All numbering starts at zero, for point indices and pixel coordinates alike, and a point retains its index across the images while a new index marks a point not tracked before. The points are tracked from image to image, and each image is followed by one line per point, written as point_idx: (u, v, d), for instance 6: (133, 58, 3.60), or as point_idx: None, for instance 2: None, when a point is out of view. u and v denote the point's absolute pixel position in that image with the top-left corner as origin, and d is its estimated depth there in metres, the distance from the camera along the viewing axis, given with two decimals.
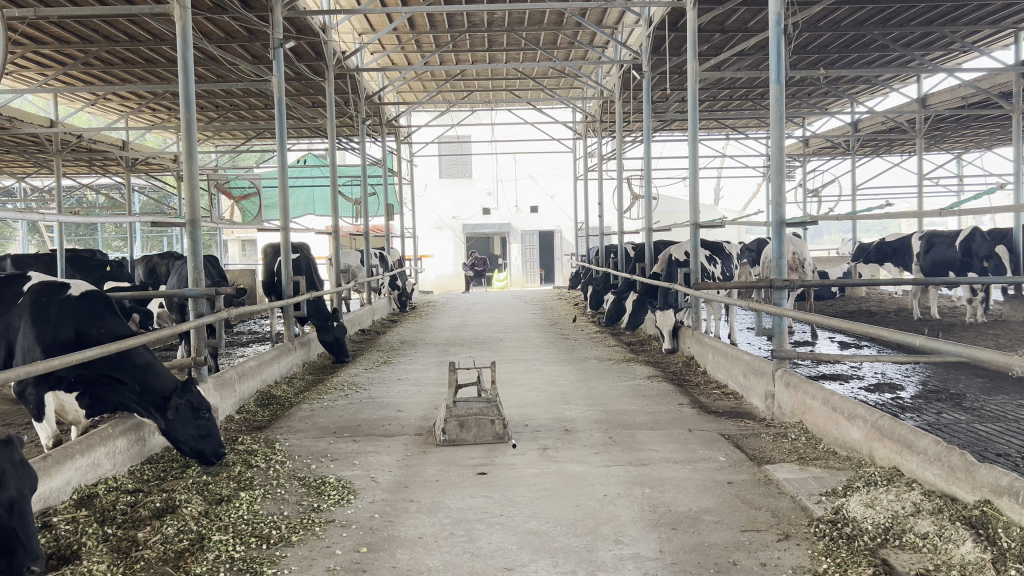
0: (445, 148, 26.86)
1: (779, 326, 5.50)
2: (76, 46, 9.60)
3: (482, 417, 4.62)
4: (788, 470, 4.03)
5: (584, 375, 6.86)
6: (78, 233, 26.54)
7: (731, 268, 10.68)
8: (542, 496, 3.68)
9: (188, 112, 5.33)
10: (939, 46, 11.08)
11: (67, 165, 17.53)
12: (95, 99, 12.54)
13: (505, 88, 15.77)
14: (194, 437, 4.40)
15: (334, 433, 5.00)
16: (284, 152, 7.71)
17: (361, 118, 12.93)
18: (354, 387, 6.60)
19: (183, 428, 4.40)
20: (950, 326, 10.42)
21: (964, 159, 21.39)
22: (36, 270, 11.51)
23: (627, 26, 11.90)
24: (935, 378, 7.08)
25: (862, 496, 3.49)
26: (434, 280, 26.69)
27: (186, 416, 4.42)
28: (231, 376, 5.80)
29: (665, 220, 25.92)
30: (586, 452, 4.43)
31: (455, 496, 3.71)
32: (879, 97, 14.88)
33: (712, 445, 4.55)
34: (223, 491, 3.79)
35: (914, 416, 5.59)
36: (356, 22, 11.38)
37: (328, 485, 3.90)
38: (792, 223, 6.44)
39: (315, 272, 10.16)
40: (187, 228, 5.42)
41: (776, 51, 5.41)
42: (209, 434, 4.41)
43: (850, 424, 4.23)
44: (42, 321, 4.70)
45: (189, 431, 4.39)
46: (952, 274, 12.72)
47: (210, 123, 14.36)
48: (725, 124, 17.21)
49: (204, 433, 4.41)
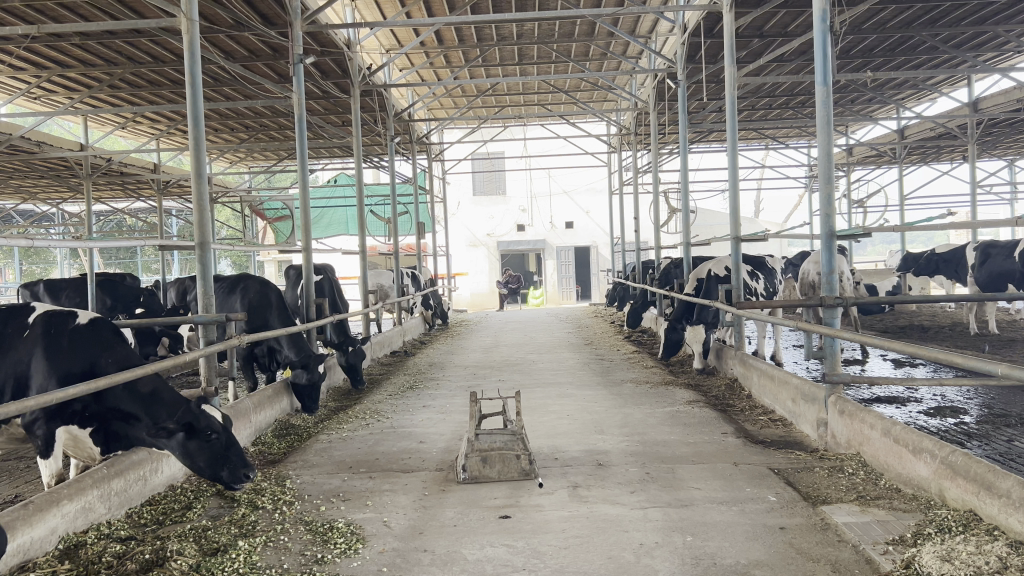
0: (478, 165, 26.70)
1: (831, 348, 5.06)
2: (99, 68, 9.53)
3: (507, 452, 4.26)
4: (847, 513, 3.59)
5: (621, 400, 6.45)
6: (116, 257, 26.81)
7: (775, 282, 10.19)
8: (570, 545, 3.30)
9: (196, 130, 5.07)
10: (991, 47, 10.55)
11: (101, 189, 17.60)
12: (124, 121, 12.49)
13: (536, 103, 15.52)
14: (205, 462, 4.26)
15: (350, 468, 4.68)
16: (305, 172, 7.40)
17: (390, 136, 12.71)
18: (377, 415, 6.27)
19: (202, 451, 4.26)
20: (1010, 342, 9.83)
21: (1018, 167, 20.54)
22: (66, 295, 11.41)
23: (660, 34, 11.55)
24: (999, 401, 6.55)
25: (936, 546, 3.05)
26: (468, 298, 26.44)
27: (195, 444, 4.27)
28: (246, 405, 5.51)
29: (704, 235, 25.38)
30: (620, 491, 4.03)
31: (474, 545, 3.34)
32: (926, 101, 14.32)
33: (761, 482, 4.13)
34: (221, 538, 3.48)
35: (980, 445, 5.10)
36: (383, 37, 11.16)
37: (335, 531, 3.56)
38: (844, 235, 5.89)
39: (340, 294, 9.92)
40: (197, 252, 5.15)
41: (822, 51, 5.00)
42: (227, 454, 4.29)
43: (917, 458, 3.77)
44: (55, 351, 4.39)
45: (203, 451, 4.27)
46: (1012, 286, 12.06)
47: (240, 143, 14.27)
48: (765, 133, 16.77)
49: (228, 444, 4.31)
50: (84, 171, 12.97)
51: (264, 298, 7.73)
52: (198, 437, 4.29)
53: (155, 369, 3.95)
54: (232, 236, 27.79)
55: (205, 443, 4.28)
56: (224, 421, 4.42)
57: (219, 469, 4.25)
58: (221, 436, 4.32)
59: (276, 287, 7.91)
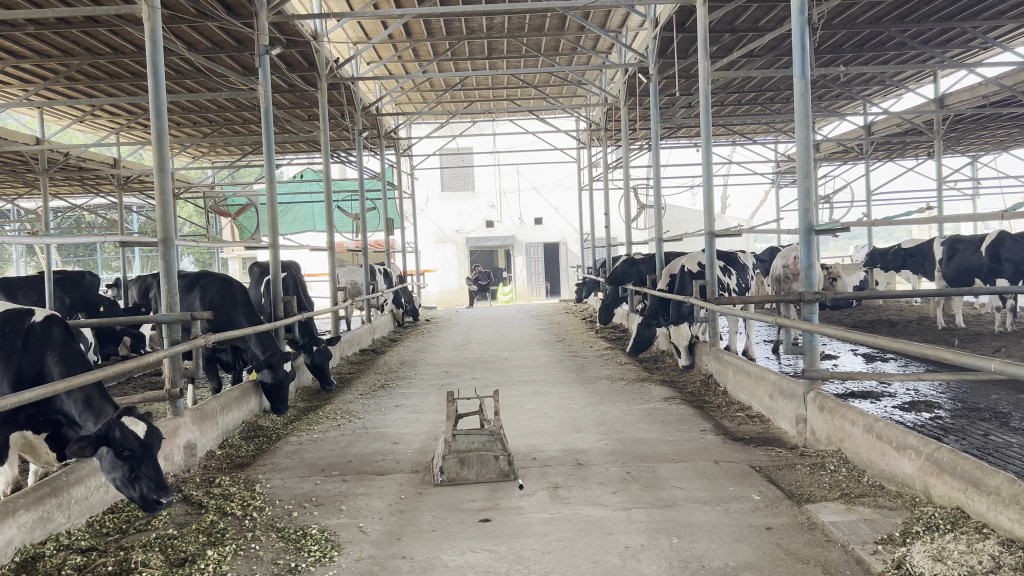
0: (446, 160, 26.53)
1: (810, 344, 5.00)
2: (56, 59, 9.24)
3: (485, 453, 4.15)
4: (833, 512, 3.53)
5: (597, 398, 6.37)
6: (76, 255, 26.20)
7: (747, 278, 10.17)
8: (553, 549, 3.20)
9: (158, 121, 4.88)
10: (958, 43, 10.65)
11: (59, 185, 17.15)
12: (82, 114, 12.15)
13: (506, 97, 15.42)
14: (121, 480, 3.75)
15: (322, 471, 4.53)
16: (272, 167, 7.21)
17: (358, 130, 12.52)
18: (348, 416, 6.11)
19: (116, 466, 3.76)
20: (978, 335, 9.96)
21: (980, 163, 20.90)
22: (23, 294, 11.04)
23: (631, 29, 11.51)
24: (971, 395, 6.58)
25: (926, 545, 3.00)
26: (437, 295, 26.26)
27: (109, 459, 3.76)
28: (213, 408, 5.32)
29: (673, 230, 25.46)
30: (602, 492, 3.93)
31: (453, 550, 3.22)
32: (893, 97, 14.44)
33: (743, 481, 4.06)
34: (188, 547, 3.32)
35: (958, 439, 5.09)
36: (350, 29, 10.96)
37: (309, 538, 3.42)
38: (820, 230, 5.81)
39: (305, 292, 9.72)
40: (160, 248, 4.95)
41: (800, 44, 4.95)
42: (140, 473, 3.73)
43: (902, 455, 3.72)
44: (6, 351, 4.18)
45: (117, 468, 3.75)
46: (978, 280, 12.22)
47: (203, 137, 13.97)
48: (733, 129, 16.84)
49: (139, 463, 3.75)
50: (40, 165, 12.58)
51: (228, 295, 7.53)
52: (109, 449, 3.76)
53: (116, 371, 3.75)
54: (195, 233, 27.31)
55: (118, 458, 3.75)
56: (148, 434, 3.83)
57: (126, 489, 3.75)
58: (137, 451, 3.76)
59: (240, 284, 7.71)
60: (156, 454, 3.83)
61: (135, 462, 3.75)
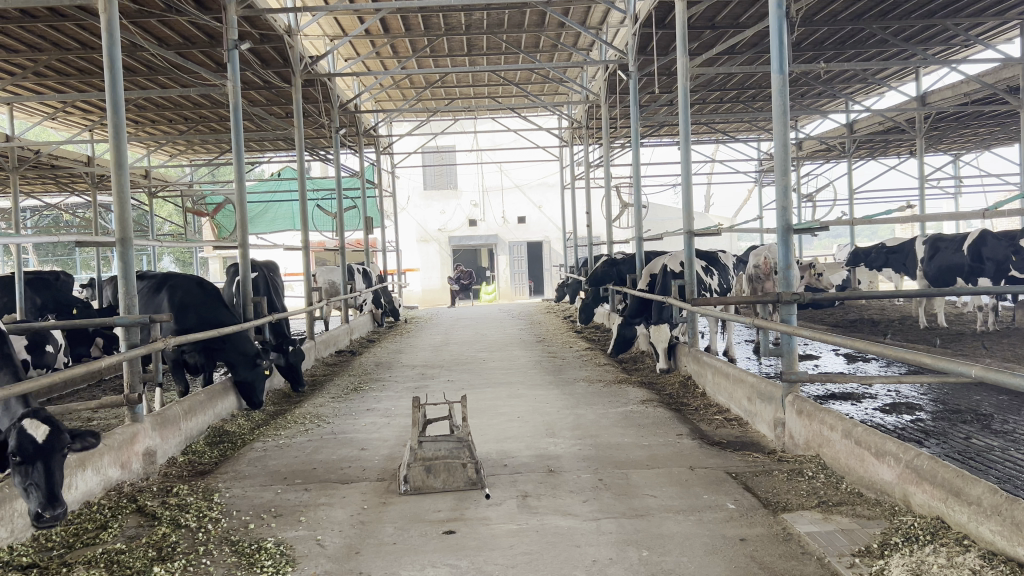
0: (429, 158, 26.36)
1: (789, 346, 4.88)
2: (24, 54, 9.06)
3: (453, 461, 4.00)
4: (810, 522, 3.41)
5: (573, 401, 6.23)
6: (54, 254, 25.84)
7: (729, 278, 10.05)
8: (518, 563, 3.06)
9: (116, 116, 4.70)
10: (939, 41, 10.63)
11: (33, 183, 16.85)
12: (52, 111, 11.93)
13: (486, 95, 15.27)
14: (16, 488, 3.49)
15: (284, 479, 4.37)
16: (241, 165, 7.02)
17: (335, 127, 12.34)
18: (317, 420, 5.93)
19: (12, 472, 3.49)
20: (960, 335, 9.89)
21: (963, 162, 20.91)
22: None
23: (611, 25, 11.41)
24: (952, 397, 6.48)
25: (904, 559, 2.89)
26: (420, 294, 26.09)
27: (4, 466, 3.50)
28: (175, 413, 5.14)
29: (656, 229, 25.39)
30: (572, 501, 3.79)
31: (414, 566, 3.07)
32: (875, 95, 14.39)
33: (718, 489, 3.94)
34: (135, 563, 3.16)
35: (939, 443, 4.98)
36: (326, 24, 10.77)
37: (264, 552, 3.26)
38: (802, 227, 5.63)
39: (275, 292, 9.55)
40: (117, 248, 4.77)
41: (778, 38, 4.80)
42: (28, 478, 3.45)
43: (880, 462, 3.61)
44: None
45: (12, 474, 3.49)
46: (961, 279, 12.16)
47: (177, 135, 13.74)
48: (715, 128, 16.77)
49: (28, 466, 3.47)
50: (10, 163, 12.33)
51: (195, 296, 7.38)
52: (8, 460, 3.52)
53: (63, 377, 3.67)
54: (174, 232, 27.04)
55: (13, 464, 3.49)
56: (48, 437, 3.57)
57: (24, 499, 3.46)
58: (28, 454, 3.49)
59: (207, 285, 7.56)
60: (54, 458, 3.53)
61: (28, 465, 3.47)
